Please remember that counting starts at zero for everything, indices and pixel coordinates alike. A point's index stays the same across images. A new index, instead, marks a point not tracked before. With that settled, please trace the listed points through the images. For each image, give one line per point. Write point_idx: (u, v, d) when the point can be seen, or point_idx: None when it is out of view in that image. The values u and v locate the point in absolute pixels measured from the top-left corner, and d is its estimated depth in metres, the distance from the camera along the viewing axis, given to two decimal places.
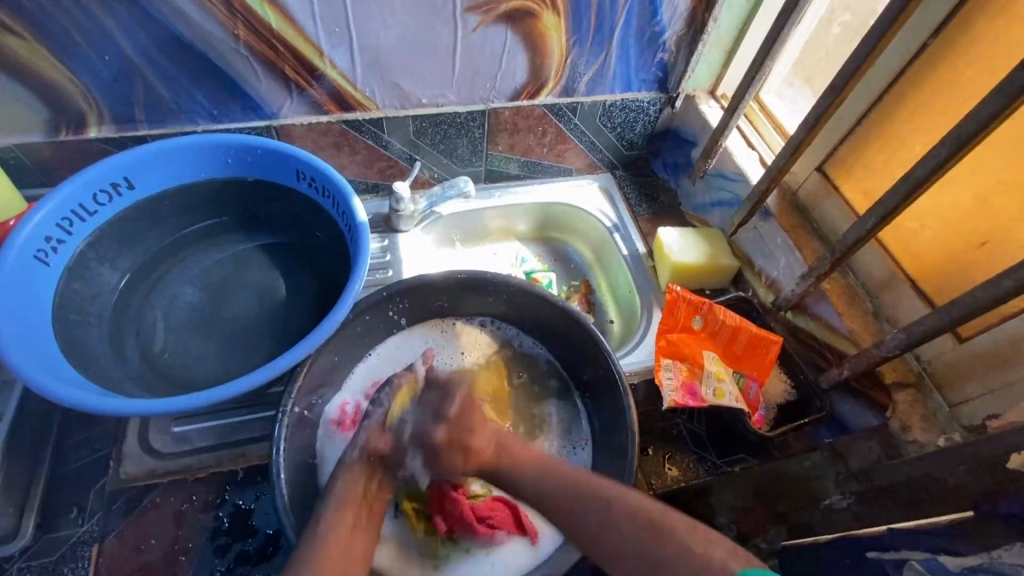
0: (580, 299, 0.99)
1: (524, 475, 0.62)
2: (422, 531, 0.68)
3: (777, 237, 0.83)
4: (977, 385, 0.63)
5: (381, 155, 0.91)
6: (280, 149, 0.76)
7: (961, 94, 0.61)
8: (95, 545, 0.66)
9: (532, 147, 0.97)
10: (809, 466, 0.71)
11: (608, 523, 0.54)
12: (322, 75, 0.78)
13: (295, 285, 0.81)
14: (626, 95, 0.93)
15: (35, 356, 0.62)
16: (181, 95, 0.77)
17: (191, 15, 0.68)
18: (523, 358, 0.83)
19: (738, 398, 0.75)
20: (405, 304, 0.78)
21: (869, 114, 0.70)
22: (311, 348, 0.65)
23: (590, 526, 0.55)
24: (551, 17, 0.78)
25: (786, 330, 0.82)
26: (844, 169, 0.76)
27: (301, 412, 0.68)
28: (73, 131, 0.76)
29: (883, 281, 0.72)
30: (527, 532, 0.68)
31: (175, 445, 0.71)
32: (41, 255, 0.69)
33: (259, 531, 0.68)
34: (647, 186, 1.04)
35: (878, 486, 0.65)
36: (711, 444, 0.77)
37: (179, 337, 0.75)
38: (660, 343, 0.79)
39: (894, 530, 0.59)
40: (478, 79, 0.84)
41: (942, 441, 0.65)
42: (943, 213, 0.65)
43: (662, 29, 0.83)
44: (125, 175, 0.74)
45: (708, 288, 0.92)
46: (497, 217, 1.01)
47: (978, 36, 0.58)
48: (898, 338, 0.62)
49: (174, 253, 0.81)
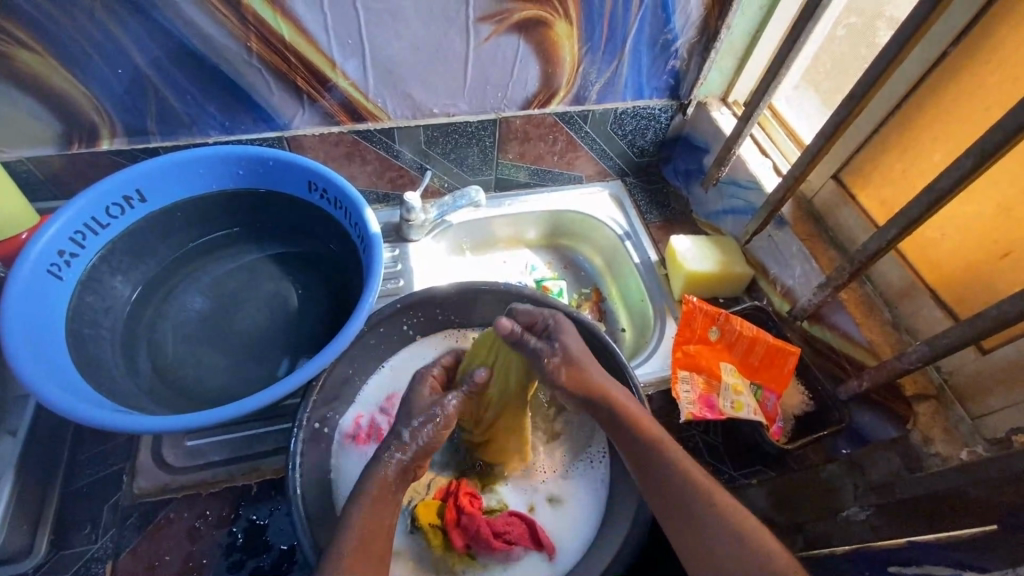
0: (591, 307, 0.98)
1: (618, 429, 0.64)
2: (439, 548, 0.67)
3: (792, 247, 0.82)
4: (1000, 398, 0.62)
5: (391, 165, 0.91)
6: (293, 160, 0.76)
7: (985, 100, 0.60)
8: (109, 562, 0.66)
9: (543, 155, 0.97)
10: (826, 477, 0.71)
11: (680, 494, 0.59)
12: (333, 86, 0.78)
13: (307, 296, 0.80)
14: (638, 102, 0.92)
15: (51, 371, 0.62)
16: (193, 108, 0.77)
17: (203, 28, 0.68)
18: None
19: (757, 410, 0.74)
20: (418, 316, 0.78)
21: (888, 120, 0.70)
22: (326, 362, 0.65)
23: (665, 497, 0.60)
24: (563, 26, 0.77)
25: (802, 339, 0.82)
26: (861, 177, 0.75)
27: (315, 426, 0.68)
28: (84, 144, 0.76)
29: (903, 291, 0.71)
30: (544, 548, 0.67)
31: (187, 459, 0.70)
32: (54, 269, 0.68)
33: (273, 546, 0.68)
34: (658, 193, 1.04)
35: (900, 499, 0.62)
36: (728, 455, 0.79)
37: (191, 350, 0.75)
38: (676, 354, 0.79)
39: (916, 543, 0.58)
40: (490, 87, 0.84)
41: (964, 454, 0.64)
42: (967, 222, 0.64)
43: (675, 37, 0.83)
44: (137, 188, 0.73)
45: (721, 297, 0.91)
46: (507, 225, 1.01)
47: (999, 45, 0.57)
48: (921, 350, 0.61)
49: (185, 265, 0.80)
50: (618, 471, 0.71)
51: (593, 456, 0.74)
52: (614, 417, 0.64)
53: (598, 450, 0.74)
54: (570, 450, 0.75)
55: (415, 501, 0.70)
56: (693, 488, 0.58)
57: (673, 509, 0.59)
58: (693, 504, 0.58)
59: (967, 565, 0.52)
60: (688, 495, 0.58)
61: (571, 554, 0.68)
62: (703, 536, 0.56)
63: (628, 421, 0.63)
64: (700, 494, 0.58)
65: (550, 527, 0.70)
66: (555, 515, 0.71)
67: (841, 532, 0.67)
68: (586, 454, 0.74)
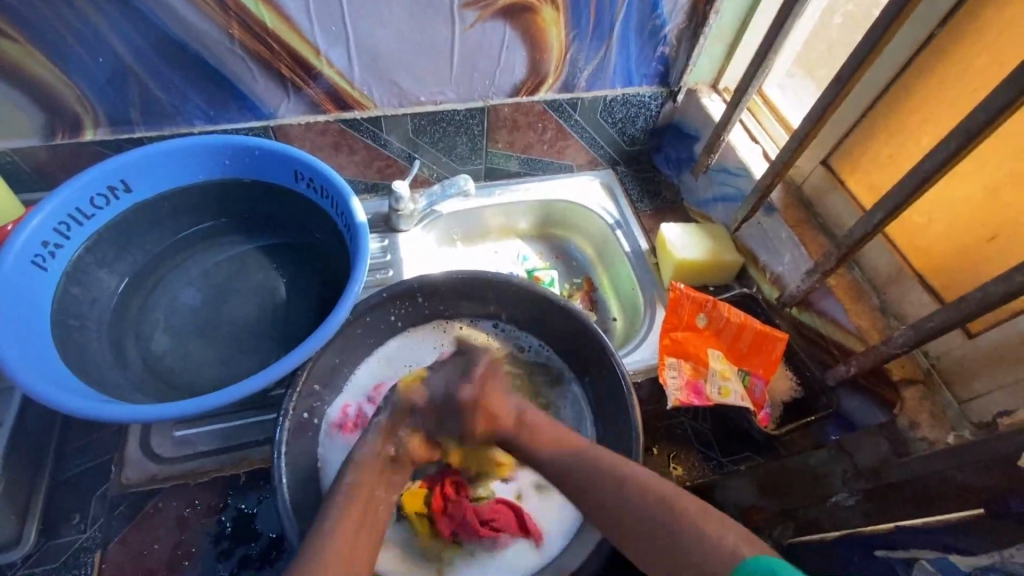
0: (582, 297, 0.98)
1: (544, 455, 0.63)
2: (426, 535, 0.67)
3: (782, 233, 0.82)
4: (986, 382, 0.62)
5: (380, 154, 0.90)
6: (279, 149, 0.76)
7: (974, 82, 0.60)
8: (98, 551, 0.66)
9: (532, 144, 0.96)
10: (815, 464, 0.70)
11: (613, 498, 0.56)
12: (319, 74, 0.77)
13: (295, 287, 0.80)
14: (627, 89, 0.91)
15: (36, 361, 0.62)
16: (177, 96, 0.76)
17: (183, 15, 0.67)
18: (518, 361, 0.81)
19: (744, 397, 0.74)
20: (406, 306, 0.78)
21: (877, 104, 0.69)
22: (311, 352, 0.64)
23: (604, 512, 0.56)
24: (549, 12, 0.77)
25: (791, 326, 0.81)
26: (850, 162, 0.75)
27: (302, 415, 0.68)
28: (69, 134, 0.76)
29: (891, 276, 0.71)
30: (531, 534, 0.68)
31: (176, 450, 0.71)
32: (39, 260, 0.68)
33: (262, 535, 0.68)
34: (649, 181, 1.03)
35: (889, 483, 0.62)
36: (717, 441, 0.78)
37: (179, 340, 0.75)
38: (664, 341, 0.79)
39: (903, 526, 0.59)
40: (477, 75, 0.83)
41: (951, 438, 0.63)
42: (954, 206, 0.63)
43: (663, 22, 0.82)
44: (122, 178, 0.73)
45: (711, 285, 0.91)
46: (497, 215, 1.01)
47: (988, 24, 0.57)
48: (907, 334, 0.61)
49: (173, 256, 0.80)
50: None
51: None
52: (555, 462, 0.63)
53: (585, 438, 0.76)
54: None
55: None
56: (625, 483, 0.56)
57: (617, 518, 0.55)
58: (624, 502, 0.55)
59: (953, 547, 0.54)
60: (628, 497, 0.55)
61: (556, 542, 0.68)
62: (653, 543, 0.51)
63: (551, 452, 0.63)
64: (636, 494, 0.54)
65: (537, 514, 0.70)
66: (542, 503, 0.71)
67: (829, 516, 0.67)
68: None
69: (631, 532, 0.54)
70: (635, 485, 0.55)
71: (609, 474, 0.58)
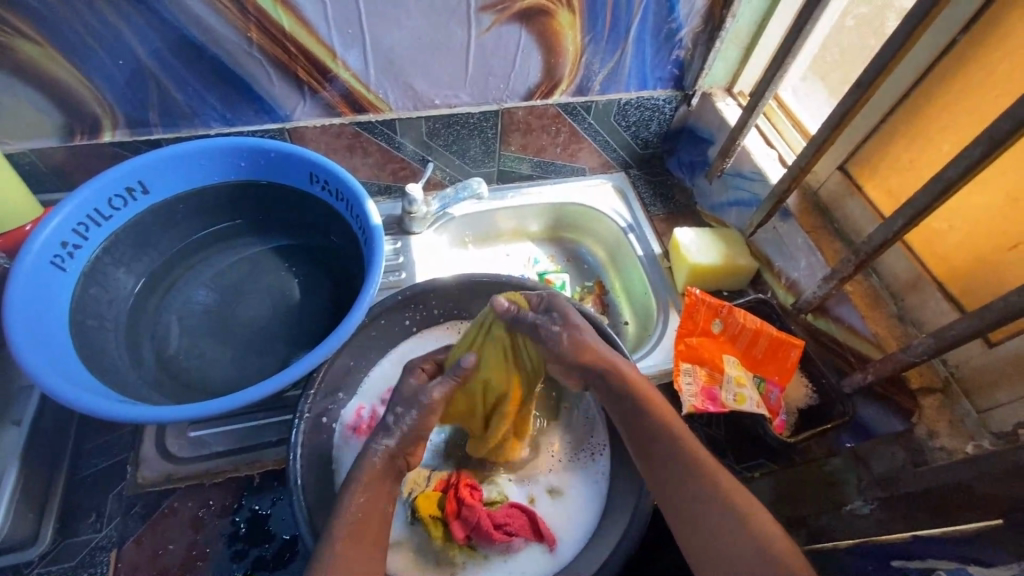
0: (594, 300, 0.98)
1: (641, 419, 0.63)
2: (440, 539, 0.67)
3: (797, 239, 0.81)
4: (1007, 391, 0.61)
5: (394, 157, 0.91)
6: (294, 151, 0.76)
7: (997, 86, 0.59)
8: (114, 550, 0.66)
9: (545, 147, 0.96)
10: (830, 471, 0.74)
11: (694, 503, 0.57)
12: (334, 77, 0.78)
13: (309, 288, 0.80)
14: (641, 93, 0.91)
15: (56, 361, 0.63)
16: (195, 98, 0.76)
17: (203, 18, 0.68)
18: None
19: (760, 404, 0.73)
20: (419, 309, 0.78)
21: (896, 109, 0.68)
22: (326, 355, 0.65)
23: (672, 496, 0.59)
24: (565, 15, 0.76)
25: (806, 332, 0.81)
26: (868, 167, 0.74)
27: (317, 417, 0.68)
28: (87, 135, 0.76)
29: (910, 283, 0.70)
30: (545, 539, 0.67)
31: (191, 450, 0.71)
32: (57, 260, 0.69)
33: (275, 536, 0.68)
34: (662, 185, 1.03)
35: (902, 493, 0.64)
36: (730, 449, 0.76)
37: (194, 340, 0.75)
38: (679, 346, 0.79)
39: (919, 538, 0.58)
40: (492, 79, 0.83)
41: (970, 448, 0.62)
42: (975, 213, 0.63)
43: (679, 26, 0.82)
44: (140, 179, 0.74)
45: (726, 289, 0.90)
46: (509, 218, 1.01)
47: (1010, 30, 0.56)
48: (927, 342, 0.60)
49: (189, 257, 0.80)
50: (619, 467, 0.71)
51: (595, 448, 0.74)
52: (636, 413, 0.63)
53: (598, 443, 0.75)
54: (569, 442, 0.75)
55: (414, 493, 0.70)
56: (711, 492, 0.57)
57: (682, 509, 0.58)
58: (700, 501, 0.57)
59: (968, 558, 0.52)
60: (703, 504, 0.57)
61: (571, 545, 0.68)
62: (705, 541, 0.55)
63: (660, 428, 0.62)
64: (719, 500, 0.56)
65: (550, 518, 0.70)
66: (555, 506, 0.71)
67: (843, 526, 0.68)
68: (586, 448, 0.75)
69: (690, 519, 0.57)
70: (722, 498, 0.56)
71: (698, 483, 0.58)
